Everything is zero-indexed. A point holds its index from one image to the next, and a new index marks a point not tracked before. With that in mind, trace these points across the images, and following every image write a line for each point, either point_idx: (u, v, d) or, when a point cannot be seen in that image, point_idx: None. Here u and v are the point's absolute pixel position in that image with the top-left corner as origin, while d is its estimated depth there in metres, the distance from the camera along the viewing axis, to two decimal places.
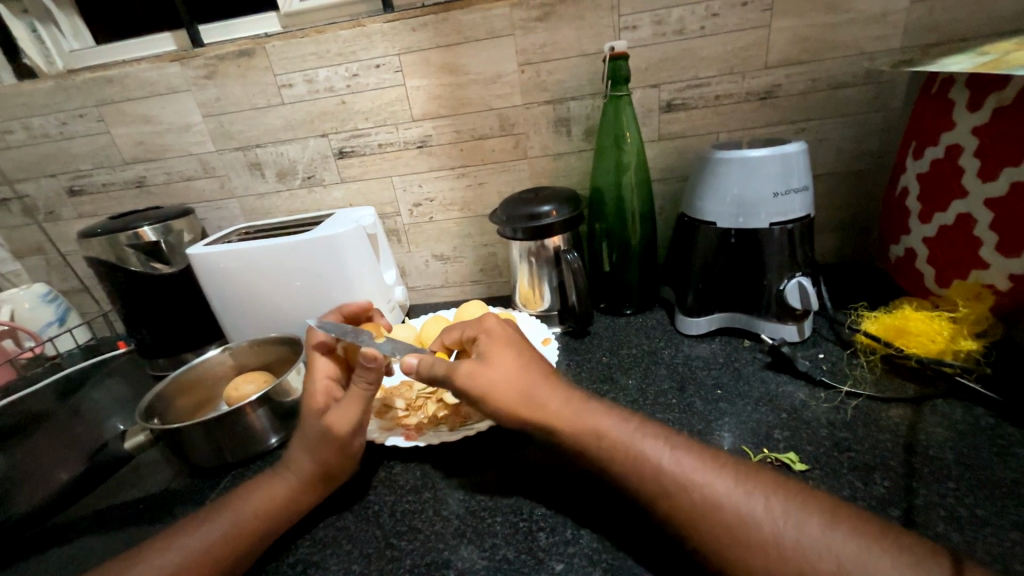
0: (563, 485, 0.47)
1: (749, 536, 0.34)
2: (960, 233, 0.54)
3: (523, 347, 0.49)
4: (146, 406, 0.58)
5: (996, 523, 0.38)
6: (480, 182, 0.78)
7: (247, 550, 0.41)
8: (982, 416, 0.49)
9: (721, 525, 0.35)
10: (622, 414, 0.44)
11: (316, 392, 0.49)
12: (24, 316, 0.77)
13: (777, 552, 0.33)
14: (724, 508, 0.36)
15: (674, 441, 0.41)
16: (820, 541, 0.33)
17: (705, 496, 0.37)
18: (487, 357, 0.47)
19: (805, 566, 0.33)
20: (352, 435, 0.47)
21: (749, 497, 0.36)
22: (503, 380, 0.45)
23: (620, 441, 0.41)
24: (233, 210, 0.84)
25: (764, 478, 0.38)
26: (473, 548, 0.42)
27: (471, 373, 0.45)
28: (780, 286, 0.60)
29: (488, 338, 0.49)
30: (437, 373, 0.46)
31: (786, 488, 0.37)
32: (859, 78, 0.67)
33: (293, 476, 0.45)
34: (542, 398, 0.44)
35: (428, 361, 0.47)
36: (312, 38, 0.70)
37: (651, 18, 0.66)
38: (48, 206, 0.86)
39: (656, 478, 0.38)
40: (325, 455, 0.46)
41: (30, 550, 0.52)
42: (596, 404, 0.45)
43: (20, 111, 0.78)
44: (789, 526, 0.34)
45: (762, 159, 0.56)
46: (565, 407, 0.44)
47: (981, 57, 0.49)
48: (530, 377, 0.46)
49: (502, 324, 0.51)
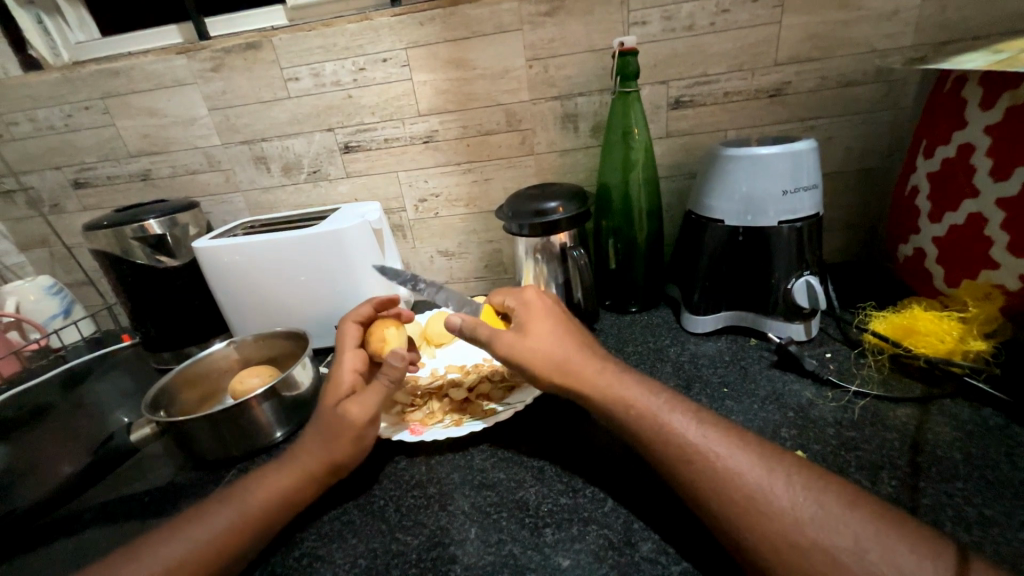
0: (592, 471, 0.48)
1: (766, 507, 0.34)
2: (971, 232, 0.53)
3: (560, 321, 0.51)
4: (151, 399, 0.58)
5: (1004, 523, 0.38)
6: (485, 178, 0.78)
7: (254, 536, 0.42)
8: (990, 416, 0.48)
9: (743, 495, 0.35)
10: (654, 388, 0.44)
11: (342, 379, 0.50)
12: (29, 308, 0.77)
13: (793, 522, 0.33)
14: (742, 481, 0.36)
15: (702, 416, 0.41)
16: (835, 517, 0.33)
17: (727, 469, 0.37)
18: (528, 327, 0.49)
19: (819, 537, 0.32)
20: (372, 422, 0.48)
21: (772, 473, 0.36)
22: (542, 348, 0.47)
23: (649, 412, 0.41)
24: (238, 204, 0.84)
25: (784, 458, 0.38)
26: (479, 543, 0.42)
27: (514, 342, 0.48)
28: (787, 285, 0.60)
29: (524, 310, 0.51)
30: (480, 335, 0.48)
31: (804, 467, 0.37)
32: (869, 76, 0.67)
33: (306, 461, 0.45)
34: (576, 367, 0.46)
35: (472, 321, 0.49)
36: (319, 31, 0.69)
37: (661, 13, 0.65)
38: (53, 198, 0.86)
39: (681, 448, 0.38)
40: (339, 447, 0.46)
41: (36, 541, 0.52)
42: (630, 376, 0.45)
43: (26, 103, 0.78)
44: (807, 501, 0.34)
45: (773, 156, 0.55)
46: (599, 376, 0.45)
47: (995, 54, 0.49)
48: (568, 347, 0.47)
49: (539, 295, 0.53)
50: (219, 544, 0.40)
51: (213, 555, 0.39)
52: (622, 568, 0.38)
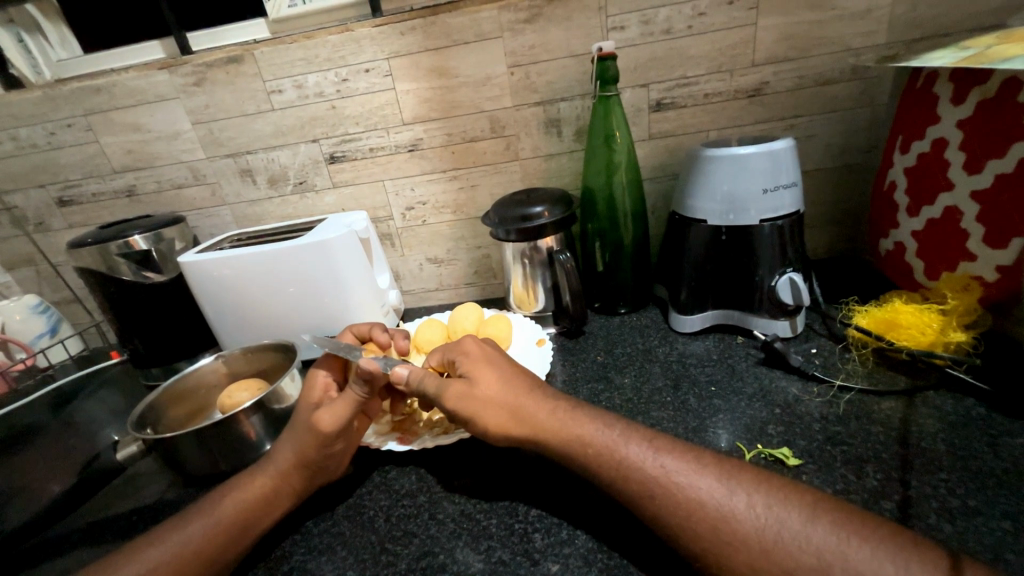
0: (569, 480, 0.48)
1: (730, 535, 0.34)
2: (948, 226, 0.54)
3: (504, 363, 0.49)
4: (138, 416, 0.58)
5: (987, 514, 0.39)
6: (472, 184, 0.78)
7: (230, 542, 0.41)
8: (973, 407, 0.49)
9: (706, 524, 0.35)
10: (607, 420, 0.44)
11: (313, 387, 0.50)
12: (15, 328, 0.77)
13: (760, 547, 0.34)
14: (707, 505, 0.36)
15: (658, 443, 0.41)
16: (799, 533, 0.34)
17: (688, 497, 0.37)
18: (473, 376, 0.47)
19: (785, 559, 0.33)
20: (338, 435, 0.47)
21: (731, 494, 0.36)
22: (491, 398, 0.45)
23: (605, 447, 0.41)
24: (225, 217, 0.84)
25: (746, 475, 0.38)
26: (469, 551, 0.42)
27: (463, 395, 0.45)
28: (772, 283, 0.60)
29: (466, 359, 0.48)
30: (428, 389, 0.47)
31: (766, 482, 0.37)
32: (845, 74, 0.68)
33: (273, 467, 0.46)
34: (529, 412, 0.45)
35: (419, 373, 0.47)
36: (300, 44, 0.69)
37: (639, 18, 0.66)
38: (38, 217, 0.85)
39: (640, 482, 0.38)
40: (310, 450, 0.46)
41: (23, 564, 0.51)
42: (582, 412, 0.45)
43: (8, 122, 0.77)
44: (771, 521, 0.34)
45: (750, 156, 0.56)
46: (551, 418, 0.44)
47: (963, 51, 0.50)
48: (516, 392, 0.46)
49: (479, 342, 0.50)
50: (193, 550, 0.40)
51: (186, 561, 0.39)
52: (611, 571, 0.38)
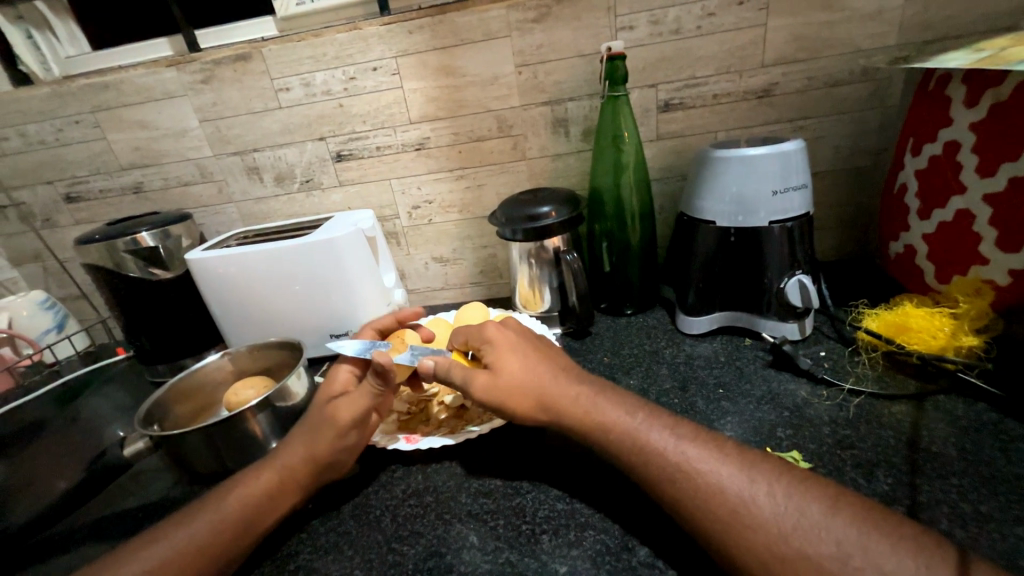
0: (587, 474, 0.48)
1: (750, 520, 0.34)
2: (959, 229, 0.54)
3: (528, 350, 0.49)
4: (145, 413, 0.58)
5: (1000, 519, 0.38)
6: (478, 184, 0.78)
7: (235, 537, 0.41)
8: (984, 411, 0.48)
9: (725, 509, 0.35)
10: (631, 406, 0.44)
11: (335, 379, 0.50)
12: (23, 324, 0.77)
13: (778, 533, 0.33)
14: (727, 493, 0.36)
15: (681, 431, 0.41)
16: (813, 530, 0.33)
17: (710, 484, 0.36)
18: (496, 366, 0.47)
19: (805, 548, 0.32)
20: (353, 427, 0.48)
21: (753, 483, 0.36)
22: (515, 386, 0.46)
23: (628, 431, 0.41)
24: (231, 215, 0.84)
25: (765, 464, 0.38)
26: (475, 552, 0.42)
27: (487, 385, 0.46)
28: (780, 285, 0.60)
29: (491, 348, 0.49)
30: (455, 379, 0.47)
31: (789, 475, 0.37)
32: (855, 75, 0.67)
33: (279, 462, 0.46)
34: (553, 399, 0.45)
35: (446, 364, 0.48)
36: (308, 42, 0.69)
37: (648, 18, 0.66)
38: (45, 213, 0.86)
39: (661, 467, 0.38)
40: (321, 445, 0.46)
41: (29, 559, 0.51)
42: (605, 396, 0.45)
43: (16, 118, 0.78)
44: (791, 512, 0.34)
45: (761, 157, 0.56)
46: (574, 405, 0.44)
47: (976, 53, 0.49)
48: (539, 379, 0.47)
49: (500, 329, 0.51)
50: (198, 547, 0.40)
51: (190, 559, 0.39)
52: (619, 572, 0.38)
